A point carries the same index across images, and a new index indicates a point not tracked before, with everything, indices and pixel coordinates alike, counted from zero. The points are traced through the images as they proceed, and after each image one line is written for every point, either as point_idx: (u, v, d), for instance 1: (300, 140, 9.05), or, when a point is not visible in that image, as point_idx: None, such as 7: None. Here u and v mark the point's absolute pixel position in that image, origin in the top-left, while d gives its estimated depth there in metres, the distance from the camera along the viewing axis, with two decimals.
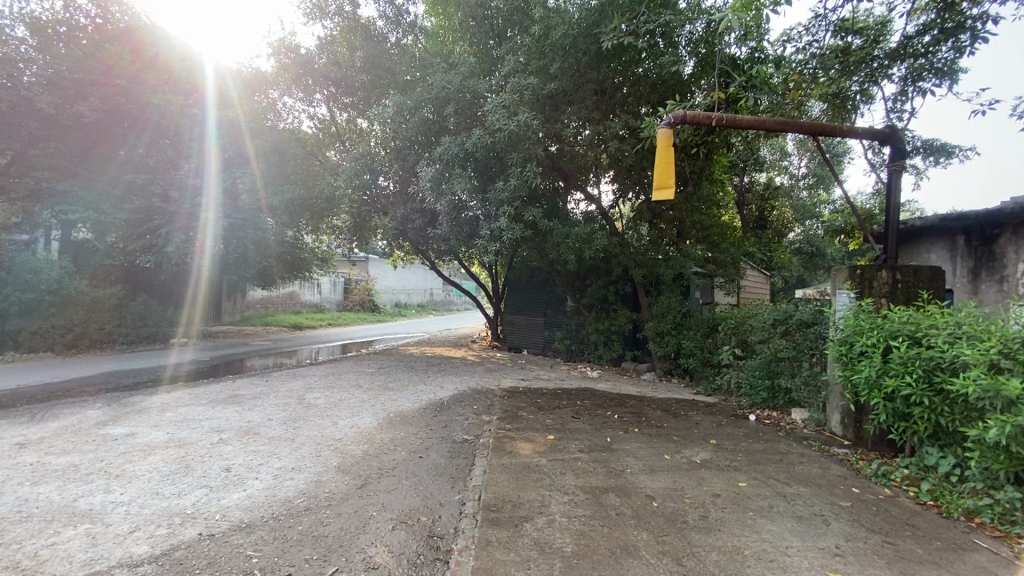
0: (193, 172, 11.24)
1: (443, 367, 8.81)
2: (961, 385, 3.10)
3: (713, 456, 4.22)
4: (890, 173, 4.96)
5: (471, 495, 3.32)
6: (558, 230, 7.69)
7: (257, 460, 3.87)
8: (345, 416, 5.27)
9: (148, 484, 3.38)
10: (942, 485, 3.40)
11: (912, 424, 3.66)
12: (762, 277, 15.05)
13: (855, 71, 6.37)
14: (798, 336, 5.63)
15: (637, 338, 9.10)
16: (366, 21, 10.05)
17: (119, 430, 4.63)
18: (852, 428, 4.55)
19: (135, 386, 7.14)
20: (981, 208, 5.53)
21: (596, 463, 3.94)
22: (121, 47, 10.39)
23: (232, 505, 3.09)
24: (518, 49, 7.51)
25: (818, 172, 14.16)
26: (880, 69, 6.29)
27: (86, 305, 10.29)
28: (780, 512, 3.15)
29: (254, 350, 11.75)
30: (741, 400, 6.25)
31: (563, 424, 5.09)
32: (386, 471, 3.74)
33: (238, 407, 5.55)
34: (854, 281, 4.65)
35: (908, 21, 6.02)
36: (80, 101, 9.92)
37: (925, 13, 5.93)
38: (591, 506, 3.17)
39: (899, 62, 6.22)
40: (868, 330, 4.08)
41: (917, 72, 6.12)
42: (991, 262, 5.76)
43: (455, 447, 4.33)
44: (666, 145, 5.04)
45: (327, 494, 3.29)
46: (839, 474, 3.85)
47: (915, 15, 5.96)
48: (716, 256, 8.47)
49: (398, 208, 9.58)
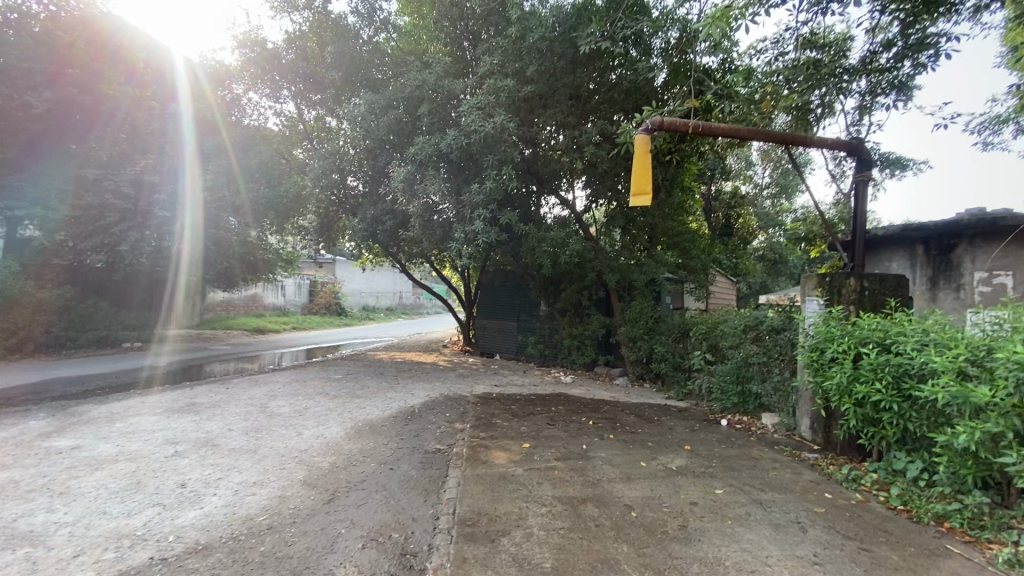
0: (161, 168, 10.64)
1: (414, 372, 8.61)
2: (931, 393, 3.18)
3: (689, 462, 4.20)
4: (857, 183, 5.06)
5: (446, 508, 3.19)
6: (533, 234, 7.62)
7: (216, 474, 3.64)
8: (312, 425, 5.04)
9: (95, 503, 3.12)
10: (910, 490, 3.48)
11: (882, 429, 3.74)
12: (728, 283, 15.34)
13: (824, 83, 6.47)
14: (768, 341, 5.77)
15: (610, 343, 9.11)
16: (337, 16, 9.57)
17: (64, 443, 4.29)
18: (821, 433, 4.63)
19: (82, 394, 6.67)
20: (939, 219, 5.76)
21: (573, 472, 3.87)
22: (78, 34, 9.83)
23: (187, 525, 2.87)
24: (494, 49, 7.40)
25: (780, 182, 14.59)
26: (844, 83, 6.47)
27: (32, 307, 9.60)
28: (758, 520, 3.14)
29: (217, 356, 11.20)
30: (712, 406, 6.30)
31: (538, 431, 5.01)
32: (355, 484, 3.56)
33: (197, 417, 5.23)
34: (824, 288, 4.74)
35: (868, 38, 6.26)
36: (31, 92, 9.38)
37: (885, 31, 6.19)
38: (570, 518, 3.08)
39: (861, 77, 6.45)
40: (838, 336, 4.15)
41: (879, 87, 6.38)
42: (949, 271, 6.00)
43: (428, 458, 4.17)
44: (643, 151, 5.02)
45: (292, 511, 3.10)
46: (811, 480, 3.89)
47: (876, 33, 6.20)
48: (687, 263, 8.49)
49: (369, 209, 9.28)
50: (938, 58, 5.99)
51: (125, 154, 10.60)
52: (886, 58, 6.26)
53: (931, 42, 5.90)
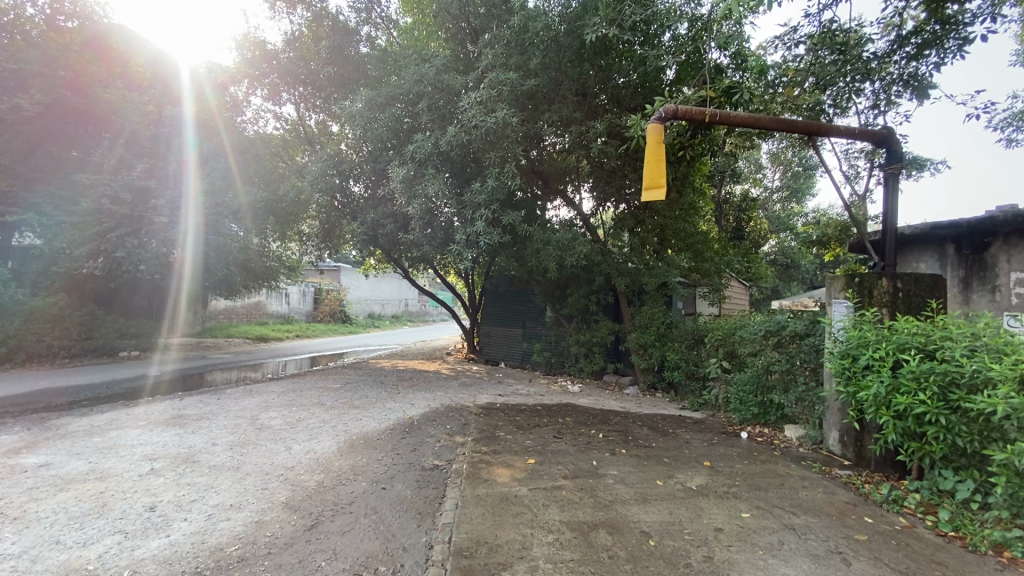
0: (168, 177, 10.68)
1: (415, 381, 8.29)
2: (990, 404, 2.83)
3: (709, 481, 3.84)
4: (886, 175, 4.67)
5: (441, 536, 2.85)
6: (538, 235, 7.29)
7: (190, 496, 3.32)
8: (302, 440, 4.72)
9: (49, 531, 2.81)
10: (961, 514, 3.11)
11: (925, 445, 3.35)
12: (742, 288, 14.99)
13: (835, 82, 6.24)
14: (792, 348, 5.31)
15: (619, 350, 8.75)
16: (333, 10, 9.36)
17: (33, 459, 4.01)
18: (852, 447, 4.27)
19: (68, 406, 6.41)
20: (972, 217, 5.37)
21: (582, 493, 3.51)
22: (86, 47, 10.05)
23: (147, 556, 2.56)
24: (495, 42, 7.08)
25: (792, 185, 15.16)
26: (855, 84, 6.25)
27: (24, 316, 9.48)
28: (792, 550, 2.77)
29: (218, 364, 11.01)
30: (731, 417, 5.91)
31: (544, 446, 4.66)
32: (342, 507, 3.23)
33: (181, 430, 4.93)
34: (853, 290, 4.36)
35: (880, 35, 5.97)
36: (22, 95, 9.21)
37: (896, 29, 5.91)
38: (580, 548, 2.73)
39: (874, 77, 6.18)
40: (873, 342, 3.75)
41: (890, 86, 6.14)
42: (983, 272, 5.60)
43: (425, 476, 3.84)
44: (656, 141, 4.70)
45: (268, 540, 2.77)
46: (847, 501, 3.51)
47: (886, 31, 5.93)
48: (699, 266, 8.14)
49: (369, 212, 8.97)
50: (962, 48, 5.60)
51: (129, 162, 10.59)
52: (905, 52, 5.94)
53: (951, 33, 5.55)
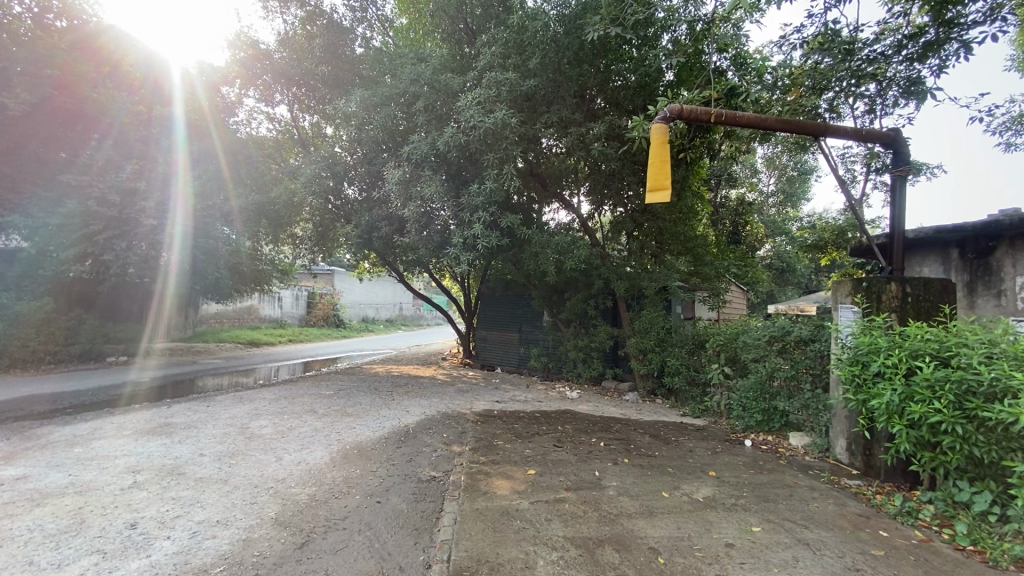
0: (158, 177, 10.40)
1: (410, 387, 8.12)
2: (1010, 415, 2.72)
3: (716, 492, 3.71)
4: (894, 178, 4.58)
5: (439, 554, 2.70)
6: (536, 238, 7.14)
7: (174, 512, 3.15)
8: (293, 449, 4.56)
9: (21, 551, 2.63)
10: (978, 526, 2.99)
11: (940, 455, 3.24)
12: (740, 293, 14.94)
13: (827, 87, 6.21)
14: (797, 353, 5.19)
15: (618, 355, 8.64)
16: (327, 10, 9.25)
17: (9, 471, 3.83)
18: (861, 455, 4.16)
19: (50, 414, 6.20)
20: (976, 220, 5.31)
21: (586, 506, 3.37)
22: (78, 48, 9.89)
23: None
24: (494, 42, 6.96)
25: (787, 190, 15.18)
26: (852, 87, 6.15)
27: (9, 321, 9.27)
28: (808, 568, 2.64)
29: (207, 369, 10.80)
30: (733, 425, 5.79)
31: (545, 455, 4.52)
32: (334, 523, 3.08)
33: (167, 440, 4.75)
34: (862, 295, 4.27)
35: (875, 41, 5.92)
36: (6, 94, 8.93)
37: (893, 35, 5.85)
38: (586, 567, 2.59)
39: (870, 81, 6.13)
40: (884, 348, 3.64)
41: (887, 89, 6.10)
42: (988, 276, 5.54)
43: (421, 488, 3.69)
44: (661, 142, 4.59)
45: (255, 560, 2.61)
46: (859, 513, 3.39)
47: (881, 36, 5.88)
48: (699, 270, 8.00)
49: (364, 215, 8.82)
50: (963, 50, 5.51)
51: (118, 163, 10.30)
52: (904, 55, 5.86)
53: (953, 36, 5.48)
